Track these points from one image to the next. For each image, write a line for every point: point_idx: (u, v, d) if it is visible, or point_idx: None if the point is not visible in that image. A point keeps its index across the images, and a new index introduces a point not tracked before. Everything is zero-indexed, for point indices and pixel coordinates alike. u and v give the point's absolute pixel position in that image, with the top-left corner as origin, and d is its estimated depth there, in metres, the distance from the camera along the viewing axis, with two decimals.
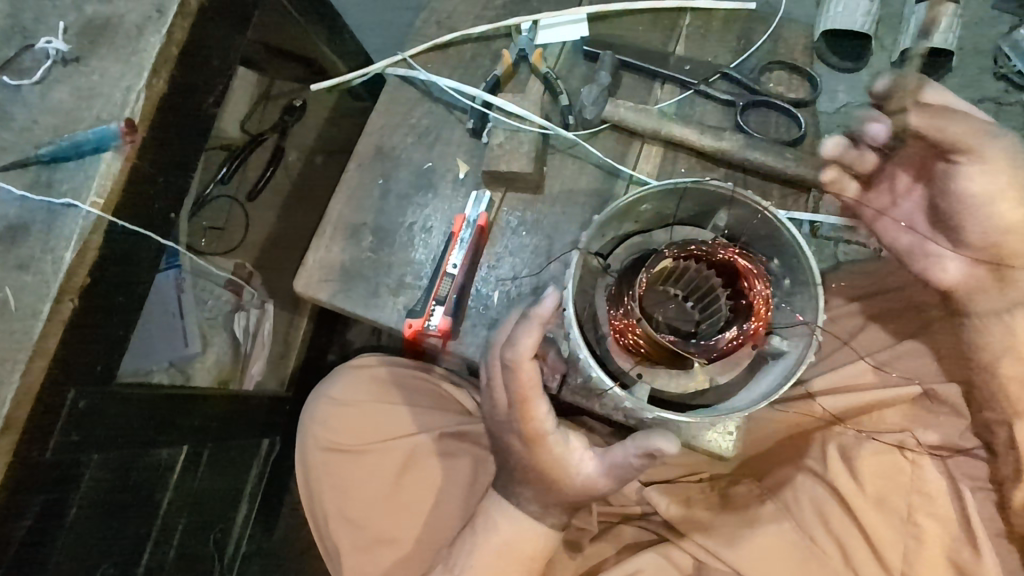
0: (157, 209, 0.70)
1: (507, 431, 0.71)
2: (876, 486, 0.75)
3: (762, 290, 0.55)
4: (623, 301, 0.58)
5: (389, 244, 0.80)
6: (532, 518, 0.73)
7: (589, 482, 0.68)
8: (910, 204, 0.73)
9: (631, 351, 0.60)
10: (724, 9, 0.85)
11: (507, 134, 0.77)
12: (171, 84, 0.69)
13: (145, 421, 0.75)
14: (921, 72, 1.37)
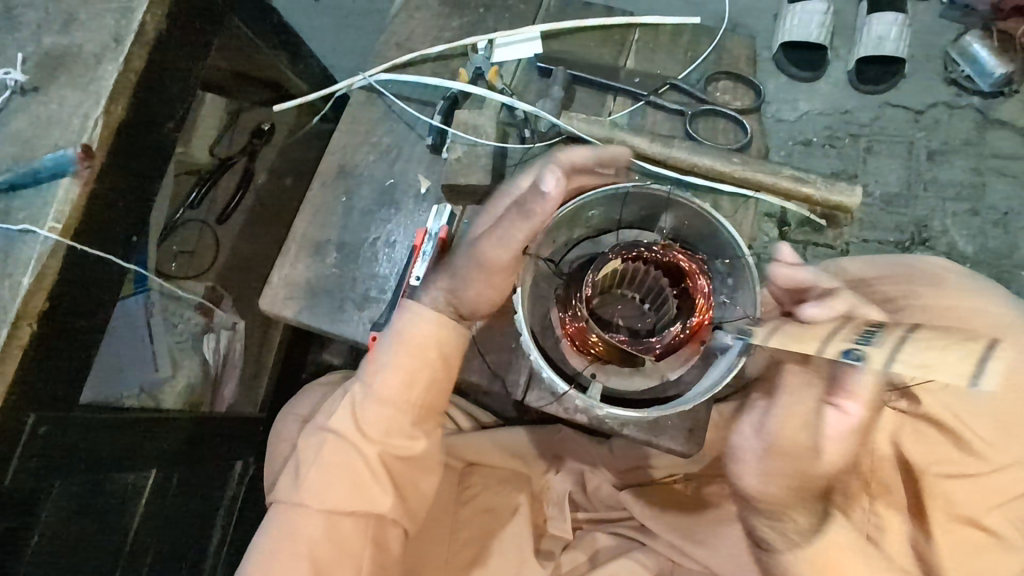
0: (118, 232, 0.71)
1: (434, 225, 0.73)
2: None
3: (704, 285, 0.57)
4: (571, 305, 0.61)
5: (353, 259, 0.81)
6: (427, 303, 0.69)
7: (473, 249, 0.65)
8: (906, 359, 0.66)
9: (584, 354, 0.62)
10: (670, 25, 0.89)
11: (465, 149, 0.79)
12: (130, 109, 0.71)
13: (109, 444, 0.74)
14: (872, 81, 1.44)
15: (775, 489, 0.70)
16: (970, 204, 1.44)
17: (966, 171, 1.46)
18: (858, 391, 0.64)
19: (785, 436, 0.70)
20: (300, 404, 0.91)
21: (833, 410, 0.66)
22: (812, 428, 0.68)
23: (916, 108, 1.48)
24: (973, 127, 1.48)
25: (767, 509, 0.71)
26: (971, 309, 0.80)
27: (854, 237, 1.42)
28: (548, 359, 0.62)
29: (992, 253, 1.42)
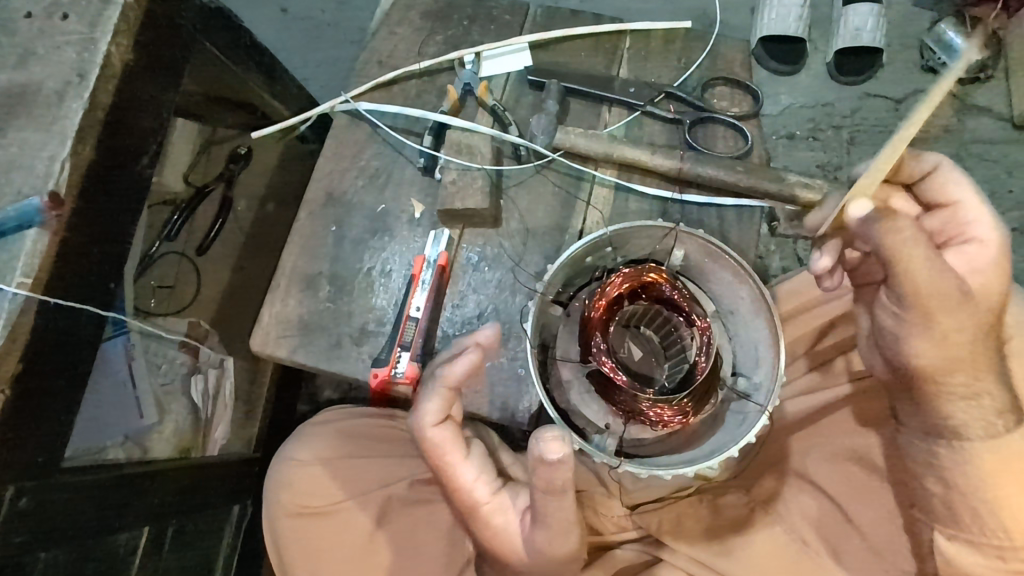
0: (94, 280, 0.66)
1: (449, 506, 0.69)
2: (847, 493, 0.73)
3: (615, 283, 0.55)
4: (649, 412, 0.53)
5: (348, 292, 0.77)
6: None
7: (500, 533, 0.64)
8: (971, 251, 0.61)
9: (707, 396, 0.55)
10: (661, 30, 0.86)
11: (459, 171, 0.75)
12: (99, 146, 0.66)
13: (99, 507, 0.70)
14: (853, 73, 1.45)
15: (962, 350, 0.56)
16: None
17: (947, 157, 1.47)
18: (986, 223, 0.60)
19: (920, 281, 0.54)
20: (298, 446, 0.83)
21: (974, 245, 0.60)
22: (940, 271, 0.54)
23: (896, 97, 1.49)
24: (952, 113, 1.49)
25: (956, 380, 0.57)
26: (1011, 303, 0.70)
27: None
28: (717, 441, 0.54)
29: None
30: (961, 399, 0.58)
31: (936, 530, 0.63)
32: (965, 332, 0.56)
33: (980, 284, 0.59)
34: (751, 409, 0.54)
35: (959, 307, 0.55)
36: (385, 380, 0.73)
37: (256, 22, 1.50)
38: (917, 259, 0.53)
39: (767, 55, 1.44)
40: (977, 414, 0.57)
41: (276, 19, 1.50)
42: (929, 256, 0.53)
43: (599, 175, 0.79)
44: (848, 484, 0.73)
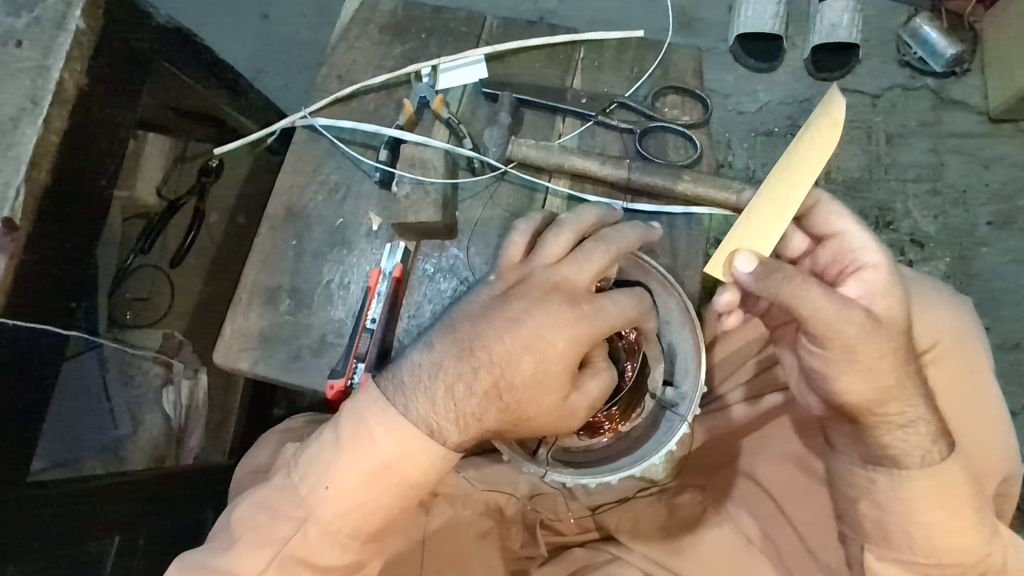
0: (53, 298, 0.69)
1: (562, 290, 0.55)
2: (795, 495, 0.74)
3: None
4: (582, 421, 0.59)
5: (307, 305, 0.79)
6: (440, 406, 0.54)
7: (576, 354, 0.54)
8: (865, 281, 0.58)
9: (633, 405, 0.59)
10: (614, 40, 0.87)
11: (413, 186, 0.77)
12: (55, 171, 0.68)
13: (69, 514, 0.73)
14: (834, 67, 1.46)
15: (889, 378, 0.56)
16: (929, 184, 1.46)
17: (924, 152, 1.48)
18: (874, 250, 0.58)
19: (814, 321, 0.54)
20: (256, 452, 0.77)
21: (868, 271, 0.58)
22: (835, 312, 0.54)
23: (873, 92, 1.50)
24: (930, 107, 1.49)
25: (892, 407, 0.57)
26: (928, 306, 0.67)
27: None
28: (646, 444, 0.57)
29: (952, 232, 1.44)
30: (903, 427, 0.57)
31: (864, 549, 0.62)
32: (882, 362, 0.55)
33: (891, 308, 0.57)
34: (677, 419, 0.56)
35: (864, 343, 0.55)
36: (341, 391, 0.74)
37: (237, 30, 1.53)
38: (808, 302, 0.54)
39: (745, 52, 1.47)
40: (917, 442, 0.57)
41: (257, 26, 1.53)
42: (817, 293, 0.53)
43: (552, 185, 0.80)
44: (791, 483, 0.74)
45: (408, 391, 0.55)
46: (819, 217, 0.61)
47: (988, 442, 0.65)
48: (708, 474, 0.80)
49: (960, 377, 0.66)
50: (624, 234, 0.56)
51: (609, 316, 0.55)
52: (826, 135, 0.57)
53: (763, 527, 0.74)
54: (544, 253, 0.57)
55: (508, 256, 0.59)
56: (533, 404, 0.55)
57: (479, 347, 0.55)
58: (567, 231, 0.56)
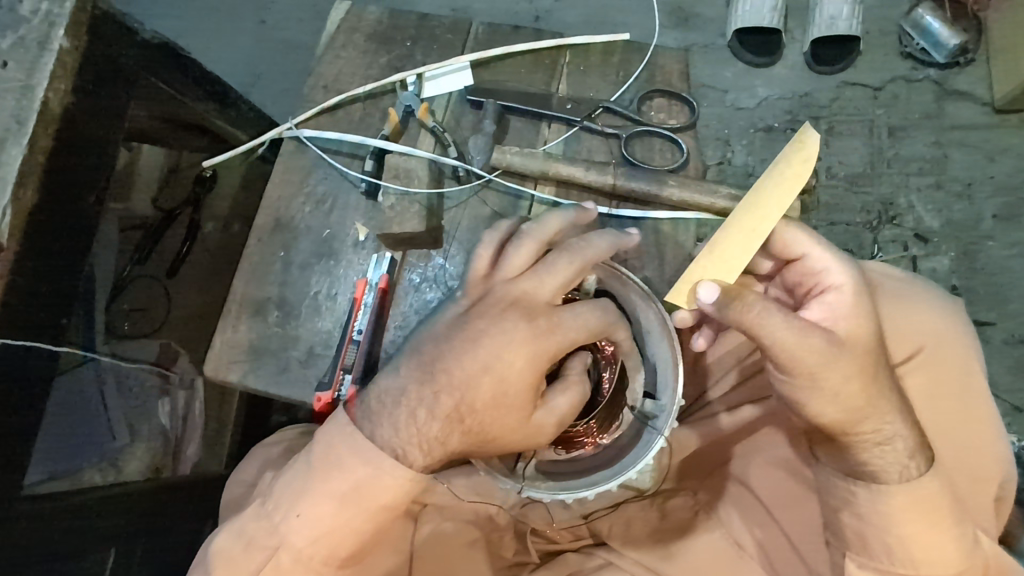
0: (44, 317, 0.71)
1: (518, 313, 0.55)
2: (783, 501, 0.73)
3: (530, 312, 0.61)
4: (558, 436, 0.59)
5: (295, 317, 0.80)
6: (400, 433, 0.55)
7: (535, 371, 0.54)
8: (835, 300, 0.58)
9: (611, 418, 0.58)
10: (600, 43, 0.86)
11: (397, 197, 0.79)
12: (40, 191, 0.68)
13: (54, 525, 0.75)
14: (836, 58, 1.43)
15: (860, 398, 0.55)
16: (932, 178, 1.43)
17: (927, 144, 1.45)
18: (841, 269, 0.59)
19: (781, 348, 0.53)
20: (245, 468, 0.80)
21: (834, 293, 0.58)
22: (802, 336, 0.53)
23: (874, 85, 1.47)
24: (934, 98, 1.46)
25: (866, 426, 0.56)
26: (905, 311, 0.67)
27: (822, 220, 1.41)
28: (623, 458, 0.56)
29: (957, 226, 1.41)
30: (880, 445, 0.57)
31: (847, 557, 0.62)
32: (852, 384, 0.55)
33: (864, 327, 0.57)
34: (654, 432, 0.55)
35: (834, 365, 0.54)
36: (329, 403, 0.75)
37: (234, 35, 1.54)
38: (775, 326, 0.53)
39: (744, 47, 1.44)
40: (894, 458, 0.57)
41: (254, 31, 1.54)
42: (778, 321, 0.53)
43: (537, 193, 0.80)
44: (781, 490, 0.73)
45: (374, 416, 0.56)
46: (779, 240, 0.61)
47: (988, 445, 0.62)
48: (700, 477, 0.79)
49: (948, 383, 0.64)
50: (587, 245, 0.56)
51: (569, 329, 0.54)
52: (799, 167, 0.58)
53: (754, 534, 0.73)
54: (506, 265, 0.58)
55: (474, 270, 0.59)
56: (493, 423, 0.54)
57: (441, 369, 0.55)
58: (528, 241, 0.57)
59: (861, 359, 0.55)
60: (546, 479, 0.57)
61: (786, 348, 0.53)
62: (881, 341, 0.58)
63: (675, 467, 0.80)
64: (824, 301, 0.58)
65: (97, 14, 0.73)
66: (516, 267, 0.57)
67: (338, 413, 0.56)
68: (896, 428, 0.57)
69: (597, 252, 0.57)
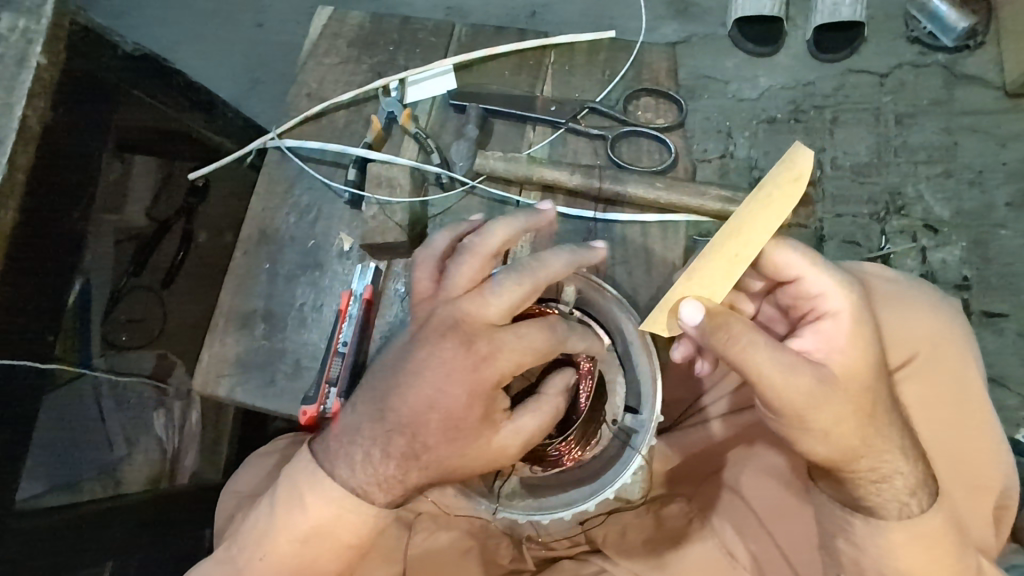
0: (34, 332, 0.72)
1: (453, 341, 0.54)
2: (773, 511, 0.72)
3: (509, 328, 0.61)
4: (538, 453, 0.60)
5: (282, 329, 0.79)
6: (359, 471, 0.55)
7: (474, 399, 0.54)
8: (827, 327, 0.57)
9: (589, 435, 0.59)
10: (585, 42, 0.85)
11: (380, 207, 0.75)
12: (21, 209, 0.67)
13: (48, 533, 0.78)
14: (840, 45, 1.39)
15: (855, 438, 0.54)
16: (942, 166, 1.38)
17: (937, 132, 1.40)
18: (836, 293, 0.57)
19: (778, 389, 0.52)
20: (240, 479, 0.78)
21: (828, 319, 0.57)
22: (791, 374, 0.52)
23: (881, 72, 1.42)
24: (943, 85, 1.41)
25: (862, 464, 0.56)
26: (903, 321, 0.65)
27: (827, 213, 1.37)
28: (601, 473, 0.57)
29: (968, 215, 1.36)
30: (875, 482, 0.57)
31: None
32: (846, 422, 0.54)
33: (860, 358, 0.55)
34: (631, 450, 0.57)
35: (826, 401, 0.53)
36: (314, 416, 0.72)
37: (229, 40, 1.53)
38: (764, 362, 0.52)
39: (744, 36, 1.40)
40: (892, 495, 0.57)
41: (250, 35, 1.53)
42: (773, 360, 0.52)
43: (522, 198, 0.78)
44: (773, 501, 0.72)
45: (335, 455, 0.56)
46: (772, 261, 0.58)
47: (988, 458, 0.62)
48: (695, 483, 0.77)
49: (947, 397, 0.64)
50: (539, 265, 0.54)
51: (513, 349, 0.53)
52: (792, 187, 0.56)
53: (747, 543, 0.71)
54: (451, 284, 0.56)
55: (418, 293, 0.59)
56: (443, 452, 0.54)
57: (388, 405, 0.55)
58: (472, 257, 0.55)
59: (857, 395, 0.54)
60: (526, 501, 0.58)
61: (774, 388, 0.52)
62: (880, 369, 0.57)
63: (670, 472, 0.78)
64: (815, 328, 0.57)
65: (76, 28, 0.73)
66: (459, 285, 0.56)
67: (302, 451, 0.58)
68: (895, 464, 0.56)
69: (549, 269, 0.54)
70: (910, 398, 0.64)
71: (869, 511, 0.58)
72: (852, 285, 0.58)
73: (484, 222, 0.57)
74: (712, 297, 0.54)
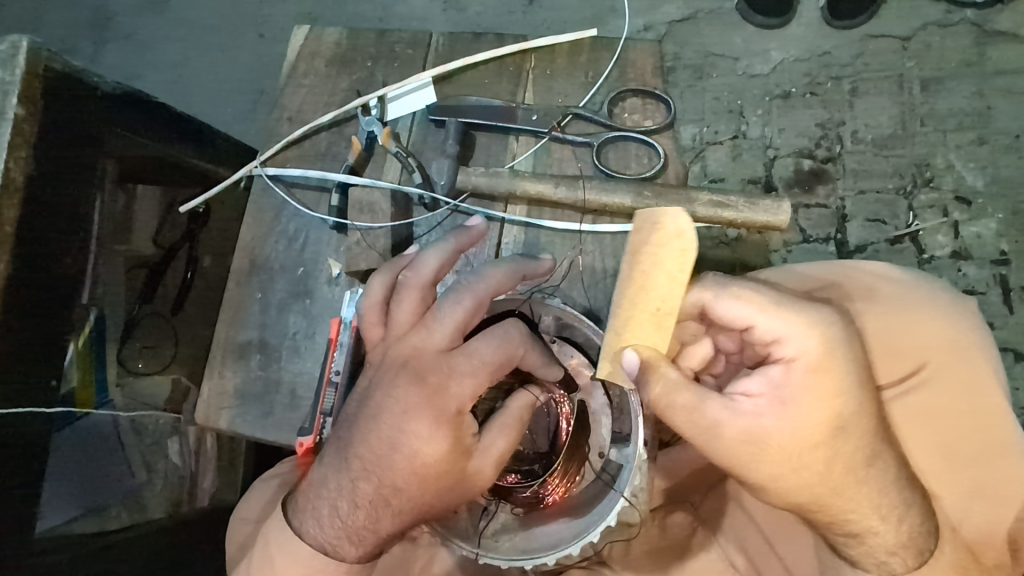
0: (37, 378, 0.74)
1: (410, 378, 0.56)
2: (780, 526, 0.68)
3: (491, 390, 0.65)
4: (525, 490, 0.63)
5: (276, 359, 0.80)
6: (328, 524, 0.57)
7: (435, 430, 0.55)
8: (777, 372, 0.54)
9: (575, 471, 0.62)
10: (566, 43, 0.82)
11: (362, 231, 0.75)
12: (13, 262, 0.69)
13: (72, 559, 0.82)
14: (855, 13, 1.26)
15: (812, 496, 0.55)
16: (973, 133, 1.23)
17: (966, 96, 1.24)
18: (796, 337, 0.54)
19: (705, 440, 0.54)
20: (248, 505, 0.76)
21: (780, 365, 0.54)
22: (710, 430, 0.54)
23: (904, 34, 1.27)
24: (966, 55, 1.26)
25: (833, 516, 0.56)
26: (894, 333, 0.66)
27: (848, 190, 1.22)
28: (586, 510, 0.58)
29: (1005, 184, 1.21)
30: (848, 536, 0.58)
31: None
32: (787, 477, 0.54)
33: (834, 407, 0.53)
34: (614, 492, 0.56)
35: (761, 453, 0.54)
36: (312, 447, 0.73)
37: (233, 53, 1.53)
38: (684, 418, 0.54)
39: (753, 8, 1.28)
40: (866, 550, 0.58)
41: (254, 46, 1.52)
42: (701, 414, 0.54)
43: (508, 214, 0.76)
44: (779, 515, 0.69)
45: (303, 513, 0.59)
46: (716, 312, 0.55)
47: (1011, 469, 0.61)
48: (701, 491, 0.75)
49: (955, 408, 0.63)
50: (476, 279, 0.57)
51: (466, 372, 0.55)
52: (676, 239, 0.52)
53: (751, 554, 0.68)
54: (396, 322, 0.59)
55: (368, 337, 0.61)
56: (412, 491, 0.55)
57: (353, 451, 0.57)
58: (407, 293, 0.58)
59: (818, 456, 0.54)
60: (511, 544, 0.58)
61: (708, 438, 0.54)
62: (856, 412, 0.54)
63: (676, 478, 0.75)
64: (764, 374, 0.55)
65: (50, 74, 0.73)
66: (404, 322, 0.59)
67: (276, 513, 0.60)
68: (868, 522, 0.56)
69: (492, 284, 0.57)
70: (913, 416, 0.64)
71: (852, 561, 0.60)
72: (813, 329, 0.53)
73: (418, 256, 0.60)
74: (655, 348, 0.53)
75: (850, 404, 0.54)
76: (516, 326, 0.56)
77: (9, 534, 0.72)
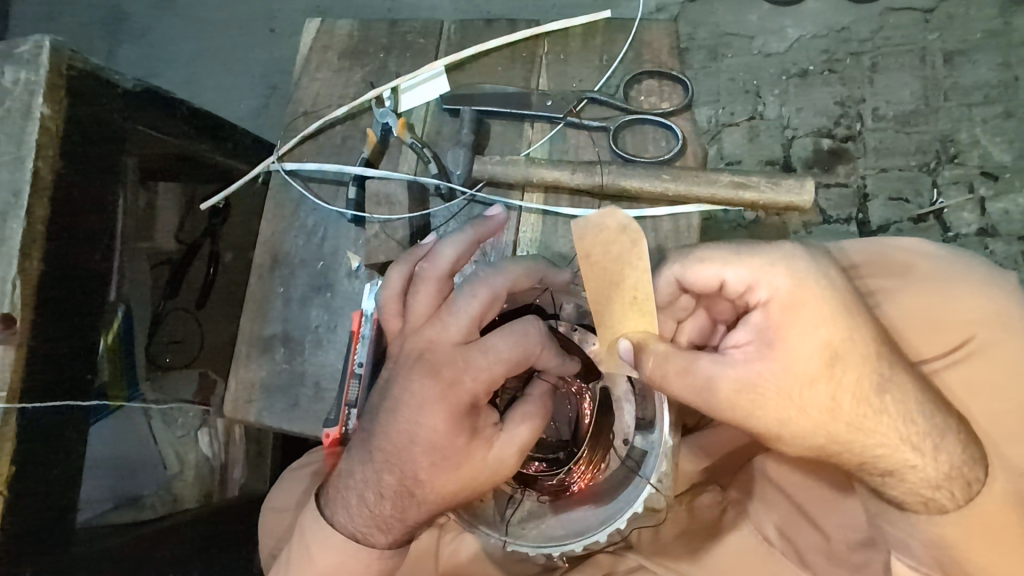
0: (72, 372, 0.75)
1: (425, 372, 0.56)
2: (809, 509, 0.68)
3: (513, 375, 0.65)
4: (550, 477, 0.62)
5: (300, 352, 0.81)
6: (356, 513, 0.59)
7: (451, 426, 0.55)
8: (757, 319, 0.54)
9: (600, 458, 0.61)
10: (579, 26, 0.81)
11: (380, 224, 0.76)
12: (45, 259, 0.71)
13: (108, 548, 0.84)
14: None
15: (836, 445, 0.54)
16: (1001, 106, 1.19)
17: (992, 68, 1.20)
18: (760, 279, 0.54)
19: (705, 399, 0.54)
20: (281, 495, 0.78)
21: (758, 311, 0.54)
22: (701, 391, 0.54)
23: (925, 6, 1.23)
24: (991, 26, 1.22)
25: (878, 466, 0.55)
26: (932, 305, 0.65)
27: (869, 168, 1.20)
28: (613, 496, 0.59)
29: None
30: (884, 475, 0.55)
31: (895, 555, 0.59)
32: (806, 412, 0.52)
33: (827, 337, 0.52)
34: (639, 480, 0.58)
35: (772, 399, 0.52)
36: (337, 438, 0.74)
37: (247, 50, 1.54)
38: (682, 386, 0.53)
39: None
40: (907, 489, 0.55)
41: (266, 42, 1.53)
42: (715, 371, 0.53)
43: (525, 202, 0.75)
44: (809, 497, 0.68)
45: (334, 503, 0.61)
46: (691, 279, 0.56)
47: None
48: (731, 474, 0.74)
49: (1007, 369, 0.61)
50: (491, 274, 0.57)
51: (480, 369, 0.55)
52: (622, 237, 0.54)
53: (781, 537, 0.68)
54: (413, 314, 0.59)
55: (389, 329, 0.62)
56: (432, 481, 0.56)
57: (375, 443, 0.58)
58: (425, 286, 0.59)
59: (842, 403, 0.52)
60: (539, 531, 0.60)
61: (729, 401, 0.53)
62: (867, 354, 0.53)
63: (703, 461, 0.75)
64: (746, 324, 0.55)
65: (73, 73, 0.75)
66: (420, 314, 0.59)
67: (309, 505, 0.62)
68: (902, 456, 0.54)
69: (508, 279, 0.57)
70: (966, 386, 0.62)
71: (897, 504, 0.57)
72: (778, 266, 0.53)
73: (435, 247, 0.60)
74: (645, 331, 0.54)
75: (845, 332, 0.52)
76: (532, 323, 0.56)
77: (52, 526, 0.73)
